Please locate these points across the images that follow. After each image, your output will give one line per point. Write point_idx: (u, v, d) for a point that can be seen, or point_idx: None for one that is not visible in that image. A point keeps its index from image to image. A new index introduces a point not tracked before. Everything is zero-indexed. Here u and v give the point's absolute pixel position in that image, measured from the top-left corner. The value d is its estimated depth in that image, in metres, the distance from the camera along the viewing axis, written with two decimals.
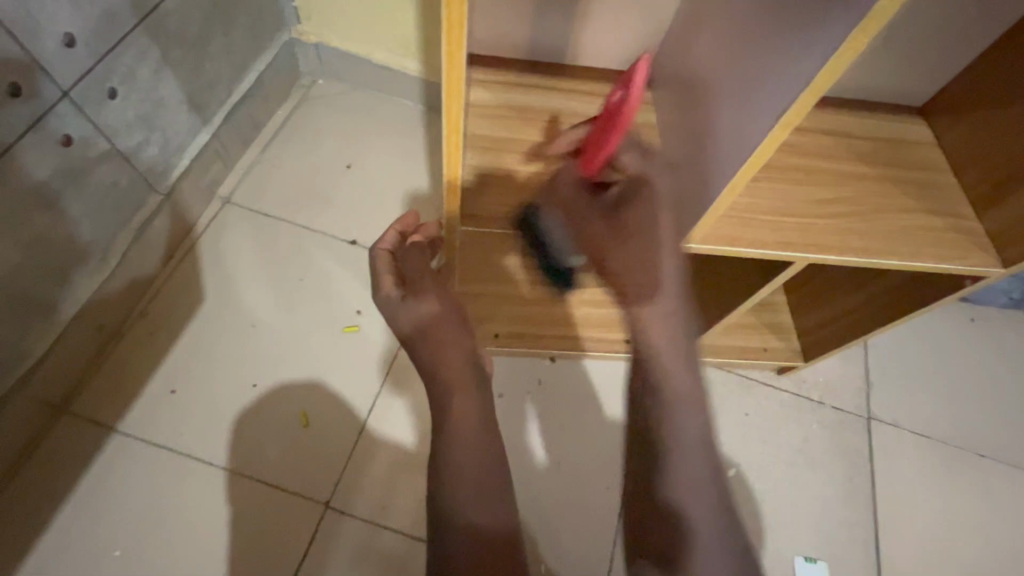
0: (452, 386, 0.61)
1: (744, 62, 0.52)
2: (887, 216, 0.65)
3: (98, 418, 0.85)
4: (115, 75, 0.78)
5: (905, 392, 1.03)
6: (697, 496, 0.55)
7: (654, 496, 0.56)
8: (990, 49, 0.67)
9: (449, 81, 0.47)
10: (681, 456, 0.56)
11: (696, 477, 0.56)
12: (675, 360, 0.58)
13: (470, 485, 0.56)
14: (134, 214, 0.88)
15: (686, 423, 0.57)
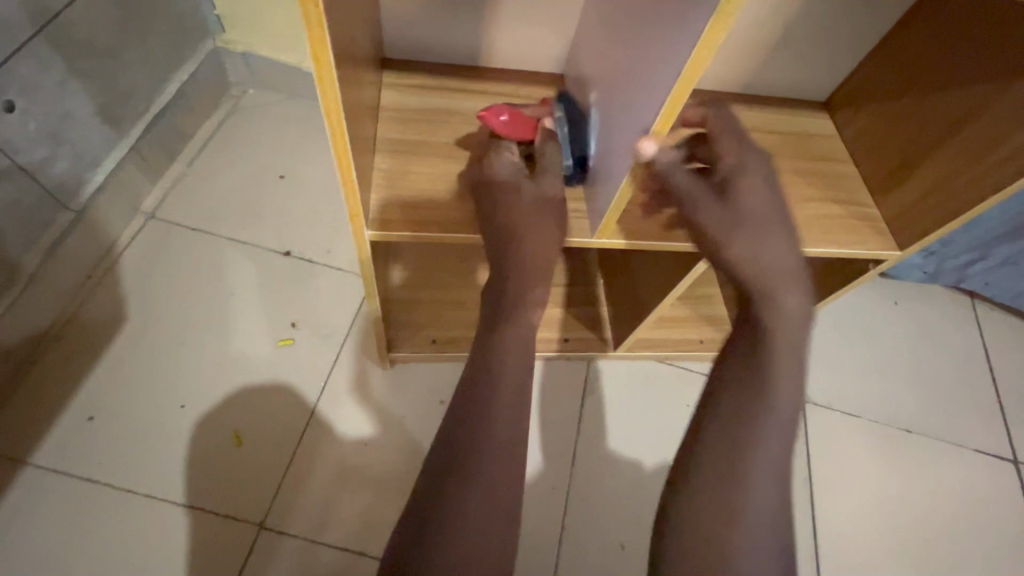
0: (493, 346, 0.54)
1: (637, 63, 0.54)
2: (795, 205, 0.67)
3: (9, 450, 0.80)
4: (13, 87, 0.74)
5: (837, 375, 1.07)
6: (765, 485, 0.48)
7: (735, 461, 0.48)
8: (880, 44, 0.70)
9: (322, 84, 0.44)
10: (750, 446, 0.48)
11: (778, 463, 0.49)
12: (773, 264, 0.53)
13: (491, 469, 0.48)
14: (43, 233, 0.84)
15: (791, 369, 0.50)
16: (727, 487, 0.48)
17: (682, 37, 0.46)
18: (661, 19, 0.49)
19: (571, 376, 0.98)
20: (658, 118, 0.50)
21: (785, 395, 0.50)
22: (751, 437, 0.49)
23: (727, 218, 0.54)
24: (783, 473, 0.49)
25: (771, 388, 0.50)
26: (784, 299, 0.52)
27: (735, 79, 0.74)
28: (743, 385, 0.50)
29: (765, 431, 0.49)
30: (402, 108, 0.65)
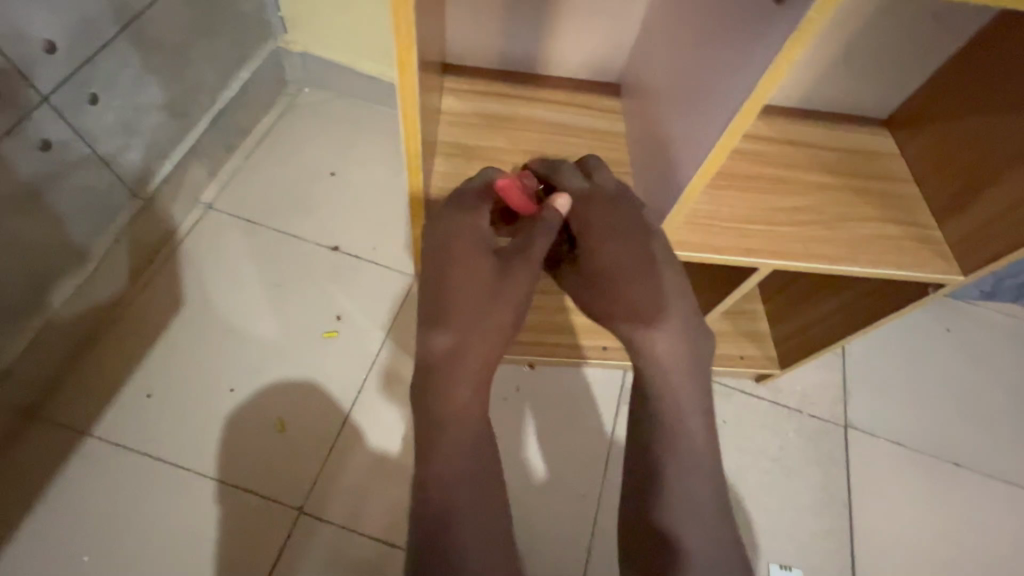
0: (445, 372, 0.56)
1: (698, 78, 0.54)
2: (851, 224, 0.65)
3: (72, 422, 0.84)
4: (96, 82, 0.78)
5: (882, 401, 1.03)
6: (688, 505, 0.54)
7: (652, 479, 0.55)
8: (951, 61, 0.68)
9: (402, 84, 0.46)
10: (669, 470, 0.55)
11: (699, 485, 0.55)
12: (651, 303, 0.57)
13: (471, 479, 0.54)
14: (113, 219, 0.89)
15: (687, 406, 0.57)
16: (653, 493, 0.55)
17: (752, 55, 0.46)
18: (728, 38, 0.49)
19: (606, 385, 0.97)
20: (722, 136, 0.50)
21: (694, 433, 0.56)
22: (670, 462, 0.55)
23: (621, 268, 0.57)
24: (711, 489, 0.55)
25: (675, 409, 0.56)
26: (644, 342, 0.57)
27: (794, 92, 0.73)
28: (658, 428, 0.56)
29: (677, 459, 0.55)
30: (460, 113, 0.66)
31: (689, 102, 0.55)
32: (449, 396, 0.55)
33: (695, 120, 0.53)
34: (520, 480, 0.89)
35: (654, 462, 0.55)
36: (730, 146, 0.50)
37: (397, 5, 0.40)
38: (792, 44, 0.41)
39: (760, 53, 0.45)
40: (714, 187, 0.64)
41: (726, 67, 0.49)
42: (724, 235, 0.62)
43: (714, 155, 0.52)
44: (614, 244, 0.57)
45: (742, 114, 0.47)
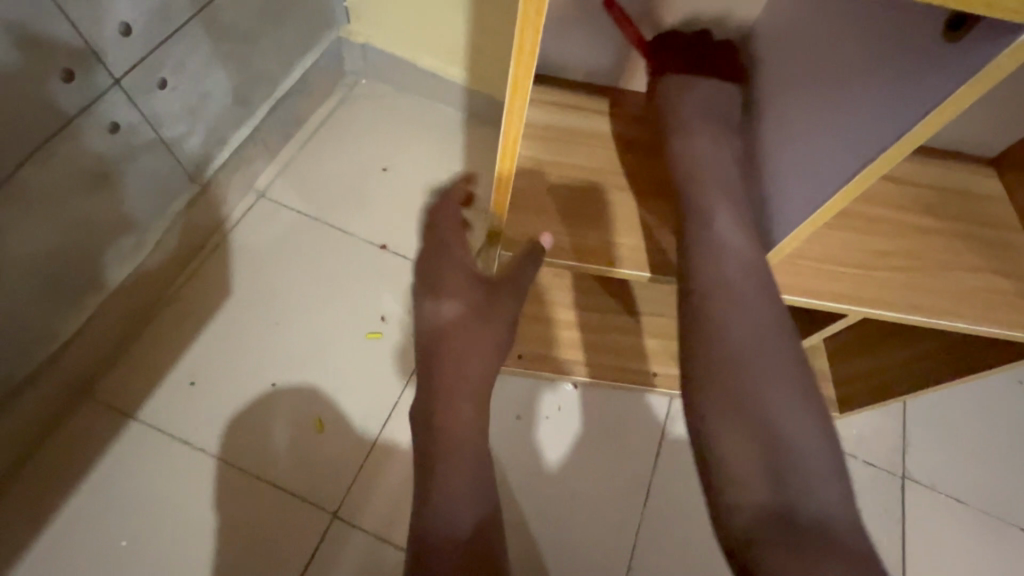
0: (451, 387, 0.64)
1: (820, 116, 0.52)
2: (953, 274, 0.60)
3: (119, 403, 0.85)
4: (166, 65, 0.77)
5: (944, 453, 0.97)
6: (775, 387, 0.50)
7: (723, 361, 0.52)
8: None
9: (512, 104, 0.45)
10: (739, 346, 0.51)
11: (778, 365, 0.51)
12: (714, 172, 0.58)
13: (467, 468, 0.61)
14: (171, 203, 0.88)
15: (743, 286, 0.54)
16: (735, 382, 0.51)
17: (900, 95, 0.44)
18: (864, 76, 0.47)
19: (651, 411, 0.94)
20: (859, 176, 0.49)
21: (751, 312, 0.53)
22: (738, 347, 0.52)
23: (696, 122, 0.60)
24: (792, 373, 0.51)
25: (734, 311, 0.53)
26: (707, 206, 0.57)
27: None
28: (714, 304, 0.53)
29: (744, 347, 0.52)
30: (544, 125, 0.64)
31: (804, 136, 0.54)
32: (455, 414, 0.63)
33: (819, 157, 0.52)
34: (556, 502, 0.87)
35: (717, 336, 0.52)
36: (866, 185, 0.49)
37: (524, 25, 0.39)
38: (967, 87, 0.40)
39: (913, 95, 0.43)
40: None
41: (863, 107, 0.47)
42: (813, 276, 0.59)
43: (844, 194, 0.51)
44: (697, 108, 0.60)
45: (890, 154, 0.46)
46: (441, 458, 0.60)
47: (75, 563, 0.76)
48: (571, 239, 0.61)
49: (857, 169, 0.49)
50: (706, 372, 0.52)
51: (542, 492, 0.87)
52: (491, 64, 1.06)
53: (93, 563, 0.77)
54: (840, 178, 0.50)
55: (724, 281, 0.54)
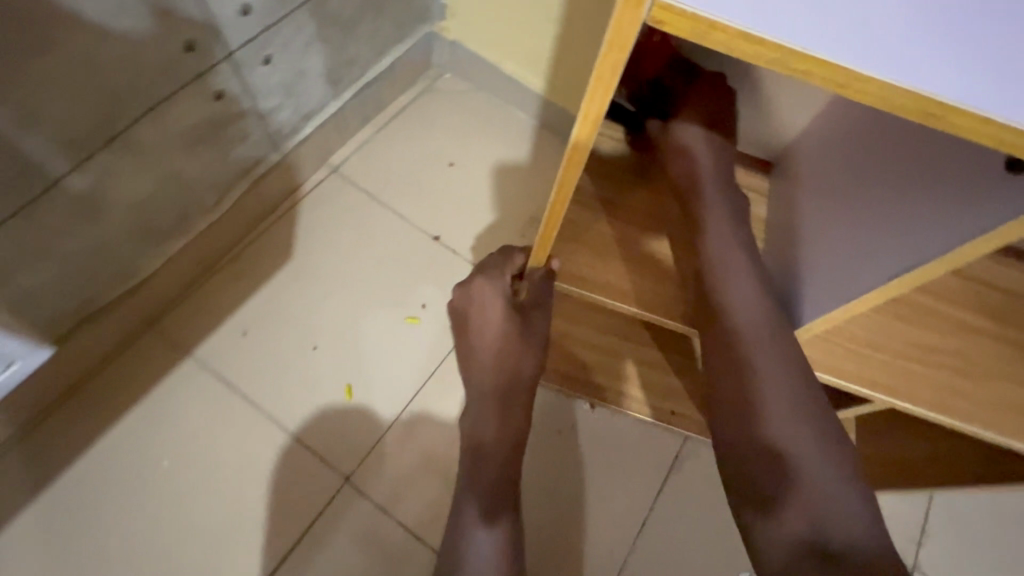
0: (504, 396, 0.72)
1: (871, 217, 0.52)
2: (1002, 382, 0.57)
3: (180, 339, 0.94)
4: (273, 45, 0.84)
5: (963, 554, 0.92)
6: (795, 408, 0.54)
7: (750, 394, 0.55)
8: None
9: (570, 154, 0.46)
10: (759, 379, 0.55)
11: (798, 392, 0.55)
12: (723, 235, 0.61)
13: (500, 464, 0.71)
14: (254, 167, 0.96)
15: (758, 321, 0.58)
16: (759, 409, 0.54)
17: (959, 214, 0.43)
18: (924, 192, 0.47)
19: (663, 447, 0.93)
20: (890, 282, 0.48)
21: (770, 341, 0.57)
22: (761, 373, 0.55)
23: (700, 174, 0.65)
24: (812, 402, 0.55)
25: (754, 353, 0.56)
26: (720, 268, 0.60)
27: None
28: (733, 343, 0.57)
29: (762, 378, 0.55)
30: None
31: (874, 212, 0.52)
32: (495, 419, 0.72)
33: (859, 256, 0.52)
34: (552, 517, 0.88)
35: (739, 368, 0.56)
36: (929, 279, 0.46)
37: (598, 80, 0.38)
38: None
39: (961, 224, 0.43)
40: None
41: (929, 210, 0.46)
42: (846, 356, 0.58)
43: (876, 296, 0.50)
44: (696, 167, 0.66)
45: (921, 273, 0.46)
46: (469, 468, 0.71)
47: (120, 474, 0.86)
48: (597, 269, 0.66)
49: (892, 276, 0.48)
50: (736, 433, 0.55)
51: (541, 507, 0.88)
52: (570, 79, 1.08)
53: (134, 479, 0.86)
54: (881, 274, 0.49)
55: (741, 320, 0.58)
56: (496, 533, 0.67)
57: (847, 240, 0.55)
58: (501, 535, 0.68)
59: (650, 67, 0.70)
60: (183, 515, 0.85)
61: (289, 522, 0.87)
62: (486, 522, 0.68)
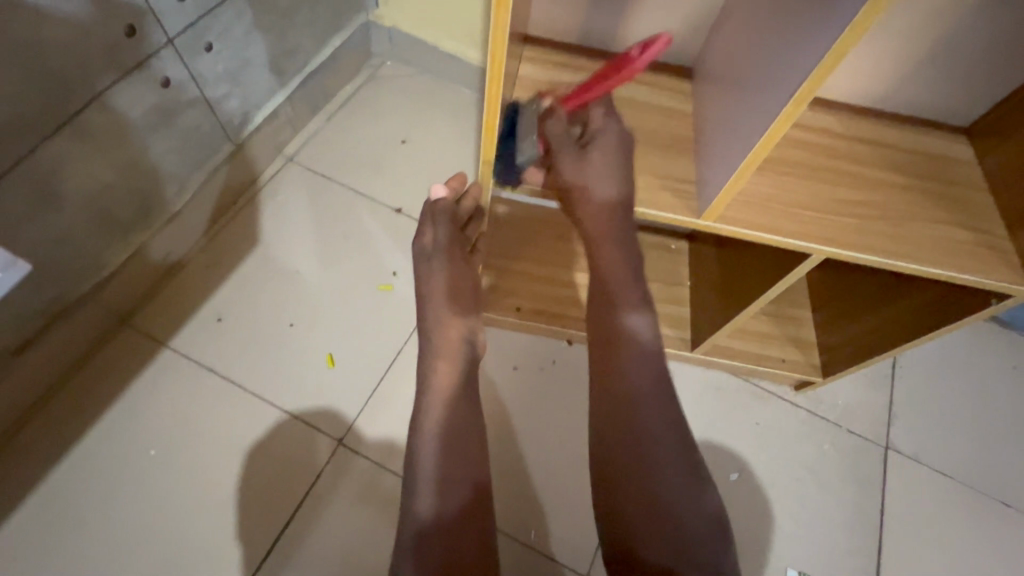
0: (437, 347, 0.71)
1: (759, 69, 0.56)
2: (914, 223, 0.64)
3: (154, 333, 0.94)
4: (212, 32, 0.87)
5: (931, 426, 0.99)
6: (445, 468, 0.63)
7: (426, 491, 0.62)
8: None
9: (495, 16, 0.48)
10: (422, 485, 0.62)
11: (449, 451, 0.64)
12: (441, 391, 0.68)
13: (440, 437, 0.65)
14: (208, 159, 0.97)
15: (436, 444, 0.64)
16: (434, 490, 0.62)
17: (820, 37, 0.47)
18: (793, 28, 0.51)
19: None
20: (769, 127, 0.52)
21: (427, 468, 0.63)
22: (418, 489, 0.62)
23: (442, 357, 0.70)
24: (459, 458, 0.64)
25: (421, 473, 0.63)
26: (423, 443, 0.64)
27: (875, 93, 0.71)
28: (421, 479, 0.63)
29: (426, 485, 0.62)
30: (537, 80, 0.69)
31: (758, 69, 0.56)
32: (438, 364, 0.70)
33: (759, 103, 0.55)
34: (543, 448, 0.93)
35: (415, 479, 0.63)
36: (795, 114, 0.51)
37: None
38: (865, 14, 0.42)
39: (825, 39, 0.46)
40: (776, 172, 0.65)
41: (793, 46, 0.50)
42: (780, 217, 0.63)
43: (781, 121, 0.51)
44: (442, 362, 0.70)
45: (815, 75, 0.47)
46: (424, 418, 0.66)
47: (109, 467, 0.86)
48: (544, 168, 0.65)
49: (788, 99, 0.50)
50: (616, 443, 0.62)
51: (536, 442, 0.93)
52: None
53: (122, 470, 0.86)
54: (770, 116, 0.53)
55: (423, 469, 0.63)
56: (444, 508, 0.62)
57: (736, 111, 0.59)
58: (446, 508, 0.62)
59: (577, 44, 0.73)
60: (176, 499, 0.85)
61: (287, 491, 0.87)
62: (432, 502, 0.62)
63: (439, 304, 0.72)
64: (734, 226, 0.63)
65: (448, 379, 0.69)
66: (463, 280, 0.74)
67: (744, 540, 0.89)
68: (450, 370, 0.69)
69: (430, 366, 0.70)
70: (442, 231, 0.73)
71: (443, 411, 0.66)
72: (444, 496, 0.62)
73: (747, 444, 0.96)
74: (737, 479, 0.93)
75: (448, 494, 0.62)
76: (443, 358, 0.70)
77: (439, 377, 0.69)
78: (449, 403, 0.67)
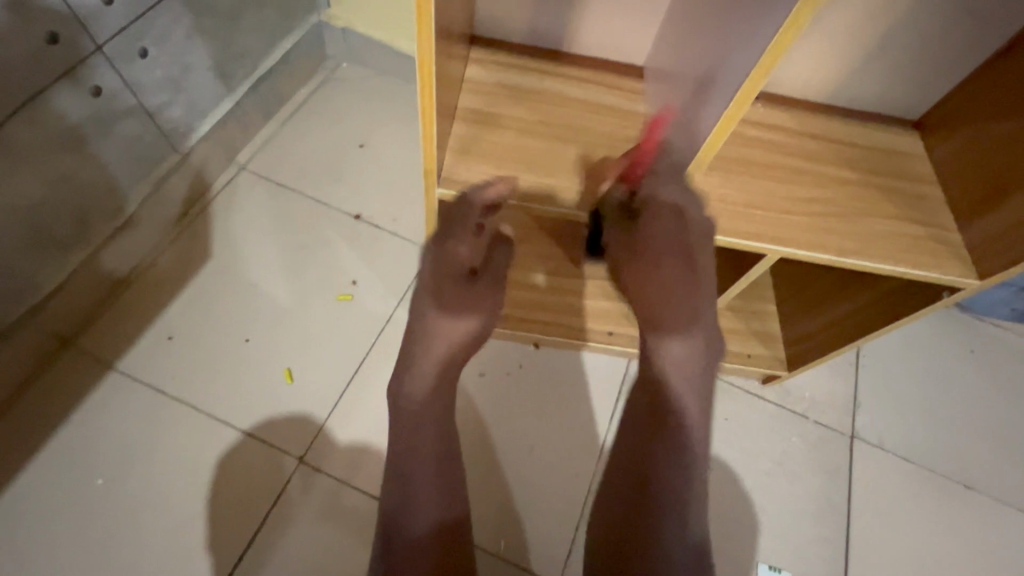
0: (412, 360, 0.66)
1: (705, 69, 0.55)
2: (865, 218, 0.64)
3: (100, 355, 0.90)
4: (147, 37, 0.82)
5: (895, 414, 1.01)
6: (427, 484, 0.63)
7: (407, 518, 0.61)
8: (976, 72, 0.66)
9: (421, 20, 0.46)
10: (404, 510, 0.62)
11: (431, 465, 0.64)
12: (420, 403, 0.65)
13: (421, 447, 0.64)
14: (151, 170, 0.93)
15: (420, 460, 0.63)
16: (413, 511, 0.62)
17: (758, 36, 0.46)
18: (735, 26, 0.50)
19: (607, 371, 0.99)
20: (717, 124, 0.53)
21: (411, 489, 0.63)
22: (399, 512, 0.62)
23: (419, 363, 0.66)
24: (440, 473, 0.64)
25: (404, 496, 0.62)
26: (404, 461, 0.64)
27: (827, 88, 0.71)
28: (399, 504, 0.62)
29: (407, 509, 0.62)
30: (485, 83, 0.67)
31: (703, 70, 0.55)
32: (415, 375, 0.65)
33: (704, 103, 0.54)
34: (513, 455, 0.91)
35: (396, 504, 0.63)
36: (739, 114, 0.51)
37: None
38: (798, 11, 0.41)
39: (763, 38, 0.45)
40: (729, 172, 0.64)
41: (735, 45, 0.49)
42: (735, 217, 0.62)
43: (725, 119, 0.51)
44: (417, 375, 0.65)
45: (755, 75, 0.47)
46: (404, 435, 0.65)
47: (54, 498, 0.81)
48: (494, 175, 0.63)
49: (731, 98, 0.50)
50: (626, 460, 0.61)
51: (505, 449, 0.92)
52: None
53: (69, 501, 0.82)
54: (715, 118, 0.52)
55: (404, 492, 0.63)
56: (433, 534, 0.61)
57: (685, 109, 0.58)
58: (434, 533, 0.61)
59: (526, 45, 0.71)
60: (128, 529, 0.81)
61: (247, 513, 0.84)
62: (419, 529, 0.61)
63: (428, 322, 0.66)
64: (688, 229, 0.62)
65: (425, 388, 0.65)
66: (466, 304, 0.66)
67: (715, 536, 0.90)
68: (426, 381, 0.65)
69: (409, 378, 0.66)
70: (455, 250, 0.64)
71: (421, 424, 0.65)
72: (432, 519, 0.62)
73: (715, 440, 0.96)
74: (707, 477, 0.93)
75: (444, 515, 0.62)
76: (426, 369, 0.65)
77: (420, 385, 0.65)
78: (429, 411, 0.65)
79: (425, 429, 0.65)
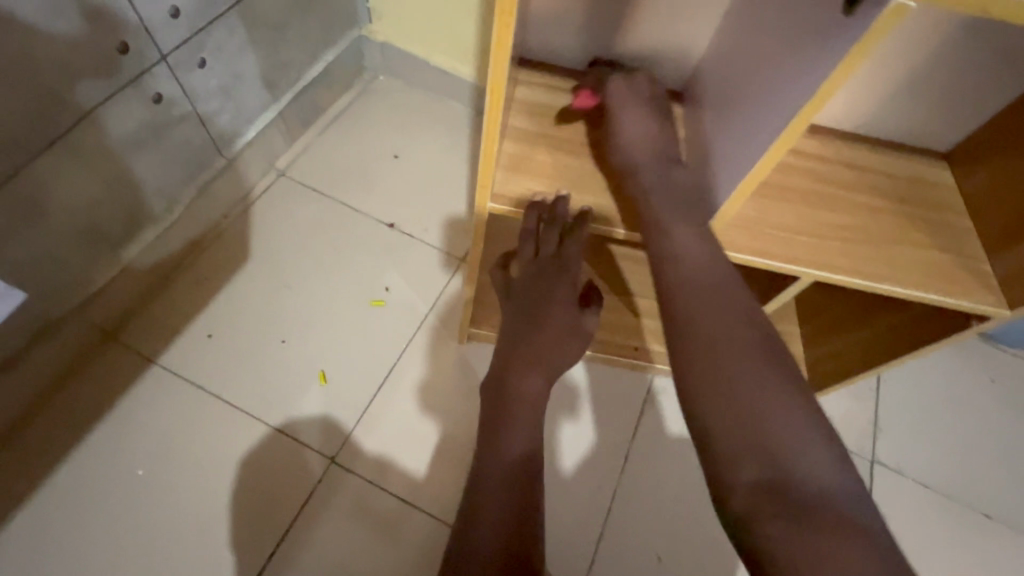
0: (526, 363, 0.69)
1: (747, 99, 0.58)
2: (898, 246, 0.66)
3: (142, 349, 0.93)
4: (206, 48, 0.86)
5: (914, 439, 1.02)
6: (517, 443, 0.64)
7: (495, 472, 0.61)
8: (1006, 109, 0.68)
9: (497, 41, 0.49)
10: (490, 460, 0.63)
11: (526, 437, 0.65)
12: (525, 396, 0.68)
13: (519, 415, 0.67)
14: (198, 173, 0.97)
15: (515, 428, 0.65)
16: (501, 466, 0.62)
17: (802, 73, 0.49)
18: (779, 61, 0.52)
19: (631, 385, 1.01)
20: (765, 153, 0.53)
21: (498, 449, 0.63)
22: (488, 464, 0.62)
23: (521, 365, 0.69)
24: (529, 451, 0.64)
25: (495, 450, 0.63)
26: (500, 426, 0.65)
27: (859, 119, 0.73)
28: (489, 465, 0.62)
29: (497, 461, 0.62)
30: (532, 104, 0.70)
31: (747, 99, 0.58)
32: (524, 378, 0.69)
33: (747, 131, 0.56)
34: None
35: (489, 455, 0.63)
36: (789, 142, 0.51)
37: None
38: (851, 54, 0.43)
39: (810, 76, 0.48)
40: (765, 196, 0.66)
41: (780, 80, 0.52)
42: (771, 241, 0.65)
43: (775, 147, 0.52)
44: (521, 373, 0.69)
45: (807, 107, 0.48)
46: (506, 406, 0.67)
47: (93, 487, 0.84)
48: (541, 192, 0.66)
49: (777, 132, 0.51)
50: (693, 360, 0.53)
51: None
52: None
53: (107, 490, 0.84)
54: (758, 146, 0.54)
55: (496, 454, 0.63)
56: (513, 495, 0.59)
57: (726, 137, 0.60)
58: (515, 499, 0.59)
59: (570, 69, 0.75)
60: (163, 520, 0.83)
61: (277, 510, 0.86)
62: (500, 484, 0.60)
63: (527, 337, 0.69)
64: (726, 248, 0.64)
65: (531, 388, 0.68)
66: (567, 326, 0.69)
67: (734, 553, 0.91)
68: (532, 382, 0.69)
69: (513, 377, 0.68)
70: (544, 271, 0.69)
71: (520, 404, 0.67)
72: (516, 482, 0.61)
73: None
74: None
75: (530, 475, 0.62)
76: (528, 378, 0.68)
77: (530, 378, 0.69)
78: (533, 401, 0.68)
79: (522, 412, 0.67)
